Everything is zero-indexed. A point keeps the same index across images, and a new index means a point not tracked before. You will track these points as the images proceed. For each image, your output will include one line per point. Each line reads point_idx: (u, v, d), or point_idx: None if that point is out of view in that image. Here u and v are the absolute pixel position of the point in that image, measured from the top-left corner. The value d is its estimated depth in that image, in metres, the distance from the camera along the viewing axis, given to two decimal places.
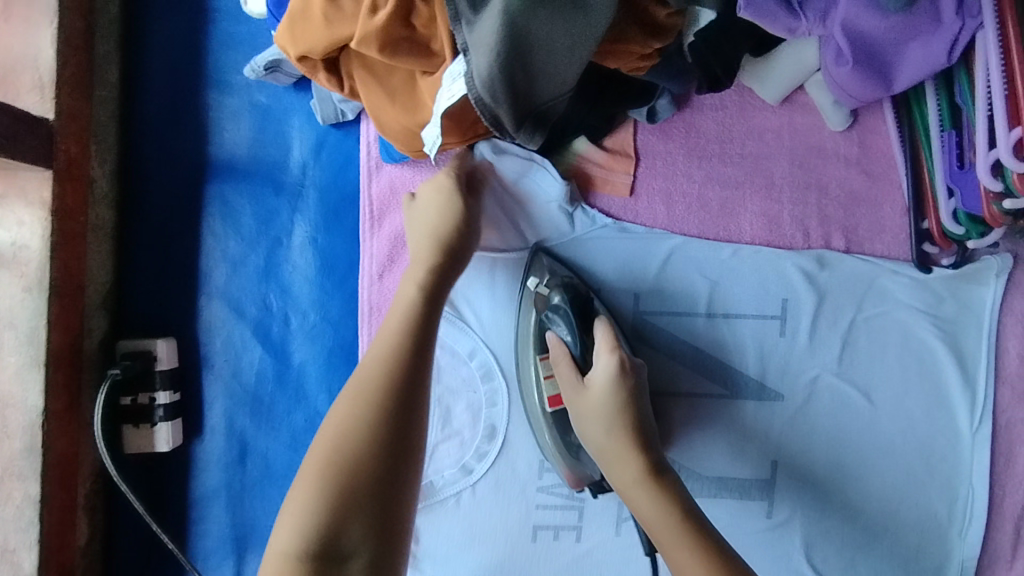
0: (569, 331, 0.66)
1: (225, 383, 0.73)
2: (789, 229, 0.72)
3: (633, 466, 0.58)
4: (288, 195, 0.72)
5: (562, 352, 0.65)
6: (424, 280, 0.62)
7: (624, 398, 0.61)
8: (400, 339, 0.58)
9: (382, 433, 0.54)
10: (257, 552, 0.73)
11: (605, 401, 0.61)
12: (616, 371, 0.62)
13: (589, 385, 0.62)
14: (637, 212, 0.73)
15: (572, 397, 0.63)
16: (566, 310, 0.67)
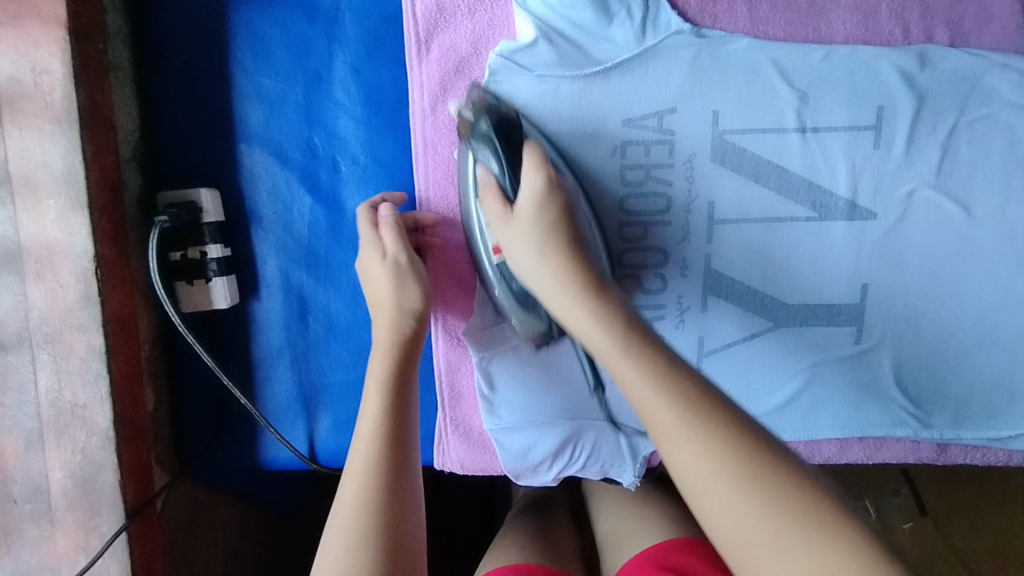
0: (492, 157, 0.59)
1: (276, 237, 0.68)
2: (886, 25, 0.65)
3: (652, 380, 0.41)
4: (323, 22, 0.65)
5: (486, 178, 0.58)
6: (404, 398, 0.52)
7: (556, 215, 0.55)
8: (371, 458, 0.47)
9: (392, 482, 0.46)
10: (329, 408, 0.72)
11: (534, 212, 0.54)
12: (541, 185, 0.55)
13: (517, 214, 0.55)
14: (716, 16, 0.65)
15: (506, 238, 0.56)
16: (491, 141, 0.59)
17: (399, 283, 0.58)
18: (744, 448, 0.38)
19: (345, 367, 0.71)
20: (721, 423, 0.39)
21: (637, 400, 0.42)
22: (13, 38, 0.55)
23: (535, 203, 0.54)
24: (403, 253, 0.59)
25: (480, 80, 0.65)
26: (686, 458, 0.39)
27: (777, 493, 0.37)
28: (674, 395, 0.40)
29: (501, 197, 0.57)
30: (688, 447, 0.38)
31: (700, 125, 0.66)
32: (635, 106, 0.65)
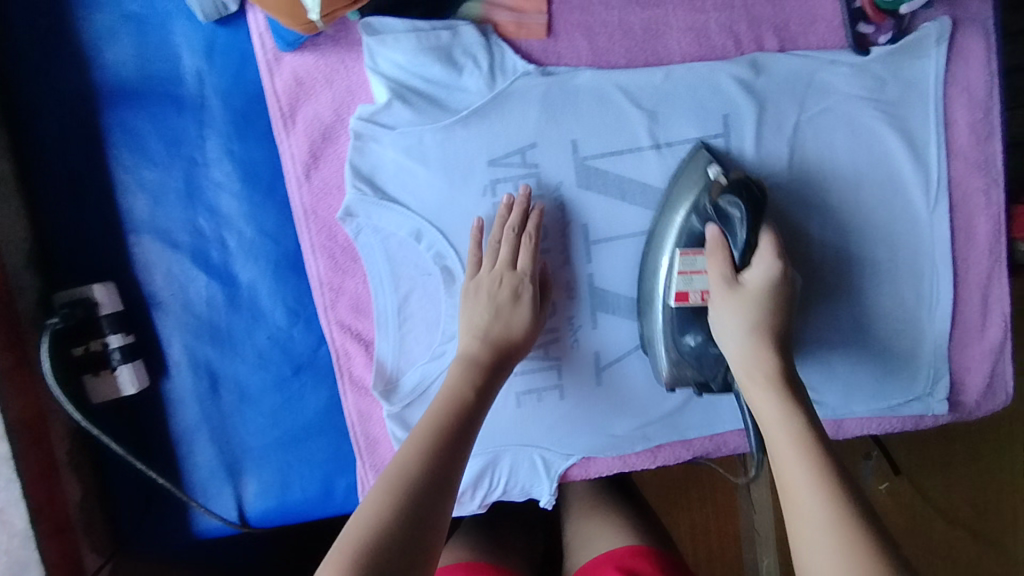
0: (739, 224, 0.61)
1: (178, 317, 0.71)
2: (717, 39, 0.69)
3: (785, 410, 0.54)
4: (189, 110, 0.68)
5: (720, 244, 0.62)
6: (476, 382, 0.61)
7: (780, 296, 0.61)
8: (440, 412, 0.58)
9: (450, 430, 0.56)
10: (253, 471, 0.75)
11: (761, 296, 0.60)
12: (775, 275, 0.61)
13: (743, 286, 0.61)
14: (559, 53, 0.69)
15: (723, 303, 0.61)
16: (742, 210, 0.61)
17: (499, 313, 0.65)
18: (828, 456, 0.51)
19: (263, 430, 0.74)
20: (807, 410, 0.55)
21: (738, 360, 0.60)
22: None
23: (766, 282, 0.60)
24: (526, 284, 0.66)
25: (346, 143, 0.68)
26: (784, 463, 0.51)
27: (838, 470, 0.50)
28: (791, 408, 0.54)
29: (728, 262, 0.62)
30: (792, 450, 0.52)
31: (562, 156, 0.70)
32: (495, 147, 0.69)
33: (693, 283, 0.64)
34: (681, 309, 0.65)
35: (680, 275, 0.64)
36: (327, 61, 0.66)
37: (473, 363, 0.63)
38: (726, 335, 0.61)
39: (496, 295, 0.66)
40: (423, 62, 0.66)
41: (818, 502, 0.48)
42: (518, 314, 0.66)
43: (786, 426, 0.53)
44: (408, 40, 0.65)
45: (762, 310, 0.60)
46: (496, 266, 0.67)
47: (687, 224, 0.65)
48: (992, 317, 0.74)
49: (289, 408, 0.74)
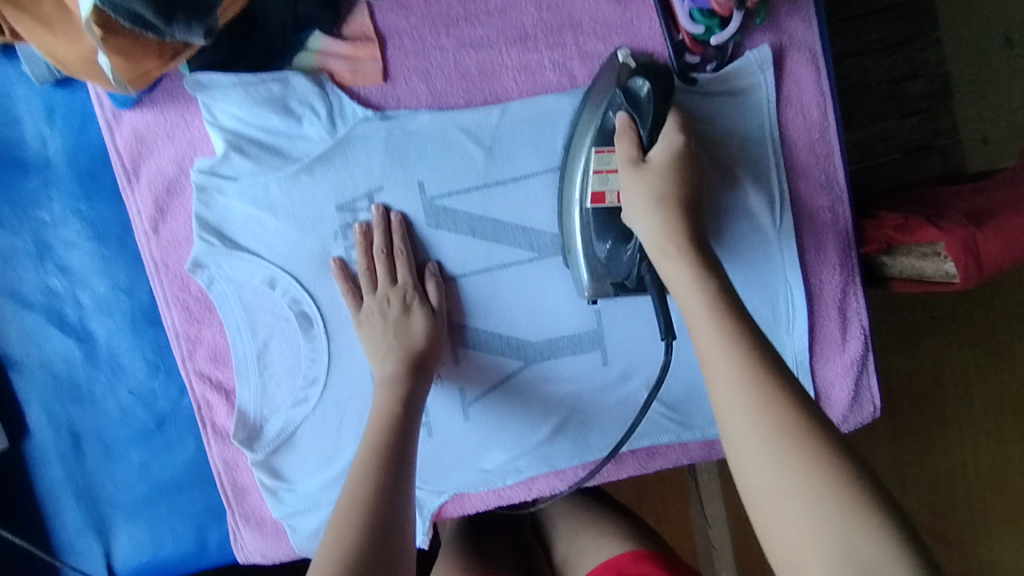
0: (643, 102, 0.63)
1: (35, 377, 0.71)
2: (552, 76, 0.71)
3: (697, 283, 0.54)
4: (35, 173, 0.69)
5: (628, 132, 0.62)
6: (402, 394, 0.64)
7: (683, 163, 0.61)
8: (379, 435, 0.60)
9: (390, 446, 0.59)
10: (125, 526, 0.73)
11: (662, 174, 0.60)
12: (678, 148, 0.61)
13: (648, 163, 0.61)
14: (398, 97, 0.70)
15: (632, 179, 0.61)
16: (649, 90, 0.63)
17: (398, 329, 0.67)
18: (757, 348, 0.48)
19: (131, 485, 0.73)
20: (771, 360, 0.47)
21: (652, 240, 0.58)
22: None
23: (674, 157, 0.61)
24: (413, 294, 0.68)
25: (192, 195, 0.69)
26: (707, 348, 0.49)
27: (750, 365, 0.47)
28: (755, 361, 0.47)
29: (636, 146, 0.62)
30: (711, 338, 0.49)
31: (410, 196, 0.71)
32: (342, 191, 0.70)
33: (608, 182, 0.63)
34: (598, 211, 0.64)
35: (596, 174, 0.64)
36: (165, 116, 0.67)
37: (392, 382, 0.65)
38: (681, 289, 0.54)
39: (388, 314, 0.67)
40: (258, 114, 0.67)
41: (742, 391, 0.46)
42: (412, 330, 0.67)
43: (699, 299, 0.52)
44: (237, 94, 0.66)
45: (669, 182, 0.60)
46: (379, 288, 0.68)
47: (604, 121, 0.64)
48: (852, 333, 0.74)
49: (155, 461, 0.73)
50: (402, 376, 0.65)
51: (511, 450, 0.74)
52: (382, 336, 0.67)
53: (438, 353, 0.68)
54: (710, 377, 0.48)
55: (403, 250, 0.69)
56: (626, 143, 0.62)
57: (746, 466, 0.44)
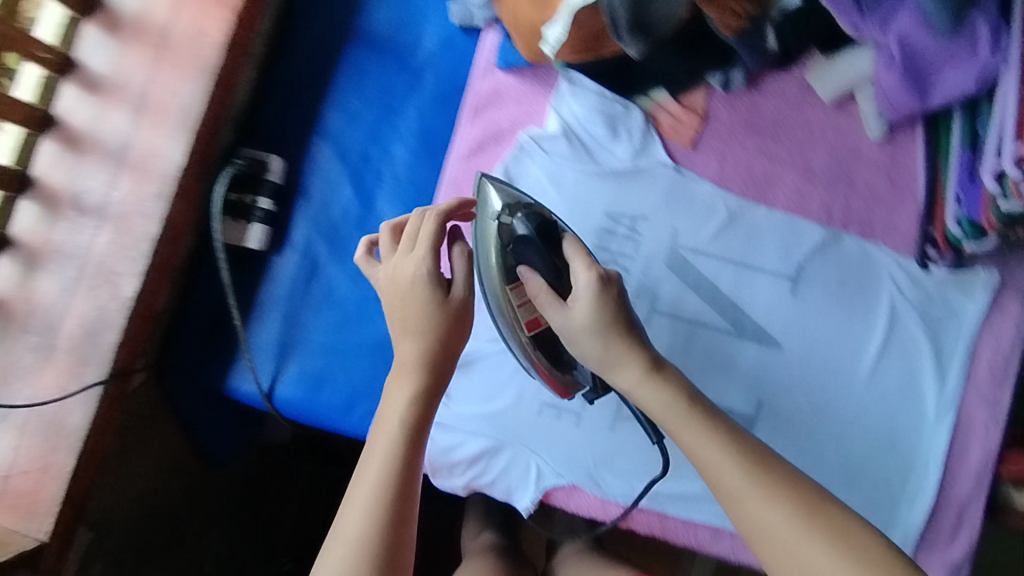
0: (528, 234, 0.66)
1: (313, 213, 0.85)
2: (815, 209, 0.84)
3: (712, 436, 0.61)
4: (408, 74, 0.86)
5: (538, 284, 0.65)
6: (413, 402, 0.65)
7: (611, 320, 0.63)
8: (391, 461, 0.63)
9: (400, 479, 0.63)
10: (299, 360, 0.83)
11: (590, 326, 0.62)
12: (596, 288, 0.63)
13: (572, 314, 0.63)
14: (693, 162, 0.85)
15: (563, 332, 0.64)
16: (531, 234, 0.66)
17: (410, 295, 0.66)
18: (767, 465, 0.60)
19: (326, 331, 0.84)
20: (781, 475, 0.60)
21: (648, 403, 0.63)
22: (195, 6, 0.72)
23: (593, 297, 0.63)
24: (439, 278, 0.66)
25: (508, 148, 0.84)
26: (739, 493, 0.60)
27: (787, 498, 0.59)
28: (740, 469, 0.60)
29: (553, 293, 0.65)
30: (735, 478, 0.60)
31: (662, 236, 0.84)
32: (615, 205, 0.84)
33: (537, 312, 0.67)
34: (536, 336, 0.68)
35: (521, 305, 0.67)
36: (524, 87, 0.85)
37: (418, 385, 0.65)
38: (676, 430, 0.62)
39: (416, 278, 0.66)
40: (591, 119, 0.83)
41: (783, 515, 0.58)
42: (421, 307, 0.66)
43: (714, 444, 0.61)
44: (589, 99, 0.82)
45: (605, 323, 0.63)
46: (416, 248, 0.67)
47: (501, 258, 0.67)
48: (960, 536, 0.80)
49: (355, 323, 0.83)
50: (422, 366, 0.66)
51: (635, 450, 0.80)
52: (399, 297, 0.67)
53: (451, 336, 0.66)
54: (740, 512, 0.60)
55: (442, 214, 0.68)
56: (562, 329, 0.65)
57: (789, 551, 0.57)
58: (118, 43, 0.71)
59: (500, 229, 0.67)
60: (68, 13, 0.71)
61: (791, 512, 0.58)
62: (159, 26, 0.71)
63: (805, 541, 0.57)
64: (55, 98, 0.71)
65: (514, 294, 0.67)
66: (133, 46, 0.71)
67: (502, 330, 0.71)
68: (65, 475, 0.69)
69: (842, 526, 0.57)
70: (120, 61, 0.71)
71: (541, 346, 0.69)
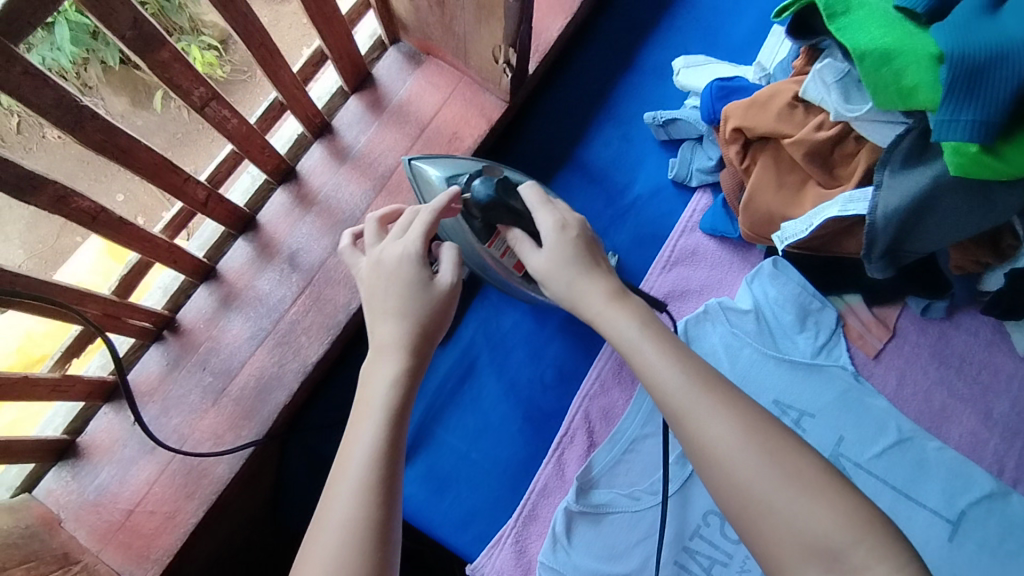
0: (488, 197, 0.66)
1: (484, 316, 0.86)
2: (988, 456, 0.81)
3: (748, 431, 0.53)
4: (613, 210, 0.88)
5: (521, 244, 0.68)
6: (404, 386, 0.56)
7: (581, 245, 0.65)
8: (379, 435, 0.53)
9: (386, 468, 0.52)
10: (428, 458, 0.80)
11: (567, 248, 0.65)
12: (556, 223, 0.65)
13: (543, 249, 0.66)
14: (872, 373, 0.83)
15: (539, 271, 0.66)
16: (494, 195, 0.66)
17: (414, 288, 0.59)
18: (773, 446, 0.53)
19: (463, 436, 0.82)
20: (779, 443, 0.53)
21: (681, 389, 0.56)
22: (459, 108, 0.78)
23: (556, 242, 0.65)
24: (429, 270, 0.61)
25: (692, 308, 0.85)
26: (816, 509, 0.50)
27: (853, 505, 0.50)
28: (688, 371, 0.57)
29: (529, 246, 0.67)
30: (818, 504, 0.50)
31: (826, 439, 0.81)
32: (783, 393, 0.82)
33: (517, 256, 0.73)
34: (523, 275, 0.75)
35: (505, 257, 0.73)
36: (721, 255, 0.86)
37: (403, 349, 0.57)
38: (679, 417, 0.56)
39: (398, 265, 0.60)
40: (785, 305, 0.82)
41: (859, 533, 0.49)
42: (417, 296, 0.59)
43: (786, 455, 0.52)
44: (789, 287, 0.82)
45: (572, 252, 0.64)
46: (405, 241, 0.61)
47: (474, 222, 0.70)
48: None
49: (497, 436, 0.81)
50: (411, 348, 0.58)
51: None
52: (382, 292, 0.60)
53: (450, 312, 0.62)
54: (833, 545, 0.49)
55: (435, 212, 0.62)
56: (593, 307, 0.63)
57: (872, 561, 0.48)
58: (379, 125, 0.77)
59: (467, 205, 0.68)
60: (341, 87, 0.78)
61: (821, 492, 0.51)
62: (422, 119, 0.77)
63: (799, 506, 0.50)
64: (304, 157, 0.76)
65: (494, 249, 0.72)
66: (393, 129, 0.77)
67: (475, 255, 0.75)
68: (188, 527, 0.64)
69: (820, 484, 0.51)
70: (377, 140, 0.76)
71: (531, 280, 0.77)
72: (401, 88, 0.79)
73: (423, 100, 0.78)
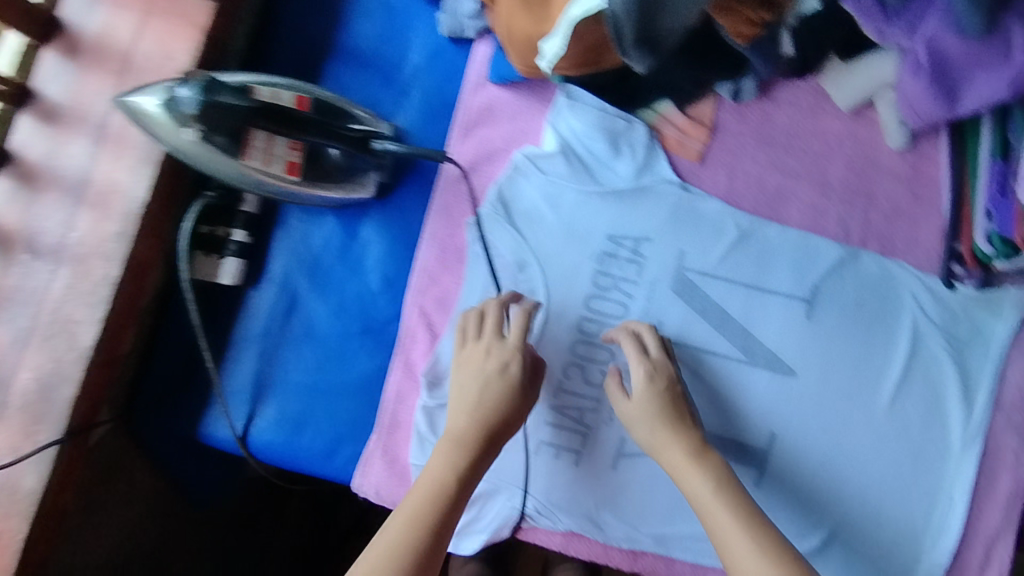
0: (215, 98, 0.61)
1: (292, 243, 0.79)
2: (832, 225, 0.79)
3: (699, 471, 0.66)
4: (394, 90, 0.79)
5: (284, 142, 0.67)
6: (463, 464, 0.67)
7: (663, 394, 0.70)
8: (437, 496, 0.65)
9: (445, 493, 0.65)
10: (278, 401, 0.78)
11: (646, 401, 0.69)
12: (638, 354, 0.72)
13: (637, 391, 0.70)
14: (701, 178, 0.79)
15: (622, 410, 0.71)
16: (221, 95, 0.62)
17: (485, 383, 0.69)
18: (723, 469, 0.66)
19: (308, 369, 0.78)
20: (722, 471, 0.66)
21: (676, 470, 0.67)
22: (161, 25, 0.68)
23: (643, 392, 0.70)
24: (513, 355, 0.70)
25: (502, 168, 0.78)
26: (708, 505, 0.64)
27: (747, 502, 0.64)
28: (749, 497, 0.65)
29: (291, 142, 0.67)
30: (724, 515, 0.63)
31: (667, 259, 0.78)
32: (612, 225, 0.78)
33: (285, 155, 0.67)
34: (304, 175, 0.68)
35: (272, 164, 0.67)
36: (519, 102, 0.78)
37: (458, 444, 0.67)
38: (655, 447, 0.69)
39: (483, 363, 0.70)
40: (592, 135, 0.76)
41: (730, 522, 0.63)
42: (494, 389, 0.69)
43: (715, 473, 0.66)
44: (590, 113, 0.76)
45: (655, 410, 0.69)
46: (486, 335, 0.71)
47: (210, 137, 0.63)
48: (990, 573, 0.76)
49: (341, 359, 0.78)
50: (476, 444, 0.67)
51: (625, 521, 0.76)
52: (472, 384, 0.70)
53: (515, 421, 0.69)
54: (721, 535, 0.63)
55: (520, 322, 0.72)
56: (636, 425, 0.70)
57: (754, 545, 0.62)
58: (79, 70, 0.67)
59: (190, 121, 0.62)
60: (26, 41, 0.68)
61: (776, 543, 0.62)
62: (122, 50, 0.68)
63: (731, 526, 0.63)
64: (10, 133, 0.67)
65: (252, 160, 0.66)
66: (95, 71, 0.67)
67: (238, 176, 0.67)
68: (19, 544, 0.61)
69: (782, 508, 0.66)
70: (81, 89, 0.67)
71: (313, 183, 0.69)
72: (92, 21, 0.68)
73: (118, 27, 0.68)
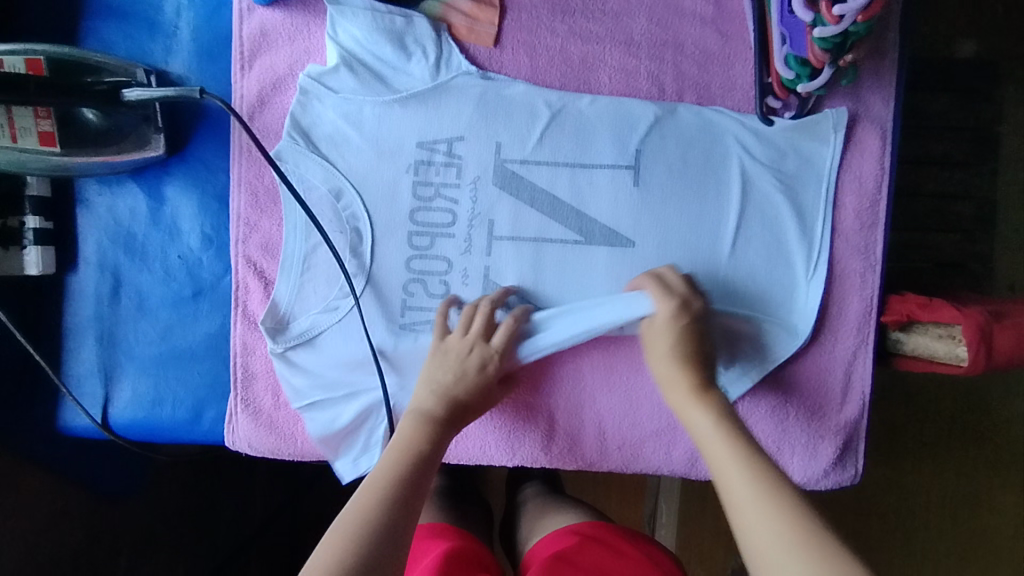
0: None
1: (100, 221, 0.76)
2: (644, 84, 0.76)
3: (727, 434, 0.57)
4: (162, 35, 0.74)
5: (25, 112, 0.64)
6: (431, 442, 0.63)
7: (685, 335, 0.66)
8: (403, 469, 0.59)
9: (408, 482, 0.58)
10: (130, 381, 0.77)
11: (671, 333, 0.67)
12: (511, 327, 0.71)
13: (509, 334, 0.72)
14: (502, 64, 0.76)
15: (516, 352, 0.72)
16: None
17: (461, 376, 0.69)
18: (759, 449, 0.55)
19: (150, 342, 0.77)
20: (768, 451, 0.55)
21: (679, 405, 0.62)
22: None
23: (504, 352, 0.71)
24: (492, 356, 0.70)
25: (293, 94, 0.74)
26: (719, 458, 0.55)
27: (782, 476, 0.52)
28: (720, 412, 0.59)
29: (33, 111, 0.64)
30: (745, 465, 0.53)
31: (484, 153, 0.75)
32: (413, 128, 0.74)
33: (32, 126, 0.64)
34: (64, 142, 0.66)
35: (20, 137, 0.64)
36: (294, 21, 0.74)
37: (428, 417, 0.65)
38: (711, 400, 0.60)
39: (464, 360, 0.70)
40: (374, 39, 0.72)
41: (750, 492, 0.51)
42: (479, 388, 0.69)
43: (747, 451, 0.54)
44: (364, 17, 0.72)
45: (678, 347, 0.66)
46: (469, 335, 0.71)
47: None
48: (853, 392, 0.78)
49: (180, 326, 0.77)
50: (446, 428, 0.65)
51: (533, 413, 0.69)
52: (455, 363, 0.69)
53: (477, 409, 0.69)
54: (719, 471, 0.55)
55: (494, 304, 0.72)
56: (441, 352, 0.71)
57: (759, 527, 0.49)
58: None
59: None
60: None
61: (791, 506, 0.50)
62: None
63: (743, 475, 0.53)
64: None
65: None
66: None
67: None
68: None
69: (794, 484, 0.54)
70: None
71: (79, 151, 0.67)
72: None
73: None
